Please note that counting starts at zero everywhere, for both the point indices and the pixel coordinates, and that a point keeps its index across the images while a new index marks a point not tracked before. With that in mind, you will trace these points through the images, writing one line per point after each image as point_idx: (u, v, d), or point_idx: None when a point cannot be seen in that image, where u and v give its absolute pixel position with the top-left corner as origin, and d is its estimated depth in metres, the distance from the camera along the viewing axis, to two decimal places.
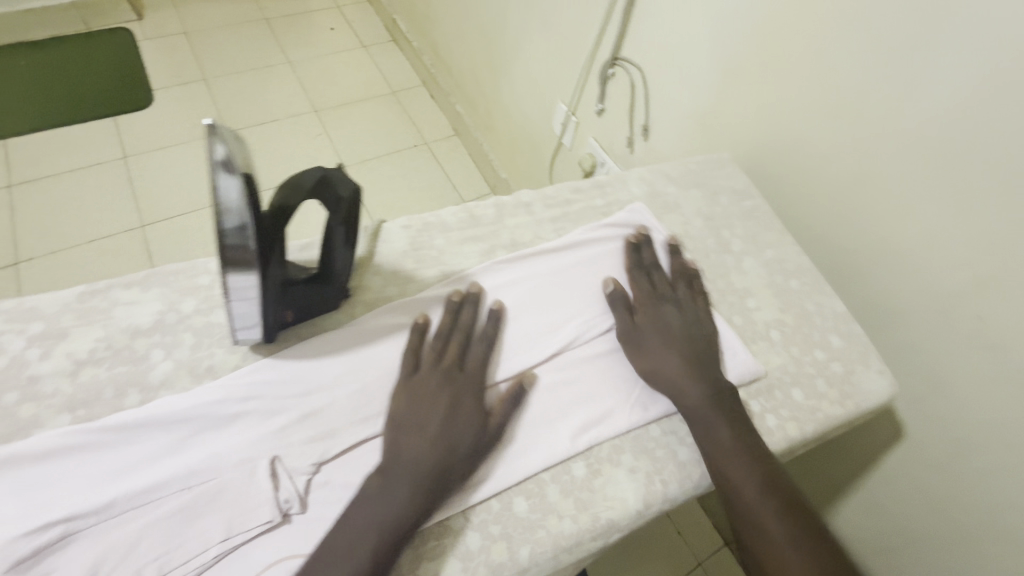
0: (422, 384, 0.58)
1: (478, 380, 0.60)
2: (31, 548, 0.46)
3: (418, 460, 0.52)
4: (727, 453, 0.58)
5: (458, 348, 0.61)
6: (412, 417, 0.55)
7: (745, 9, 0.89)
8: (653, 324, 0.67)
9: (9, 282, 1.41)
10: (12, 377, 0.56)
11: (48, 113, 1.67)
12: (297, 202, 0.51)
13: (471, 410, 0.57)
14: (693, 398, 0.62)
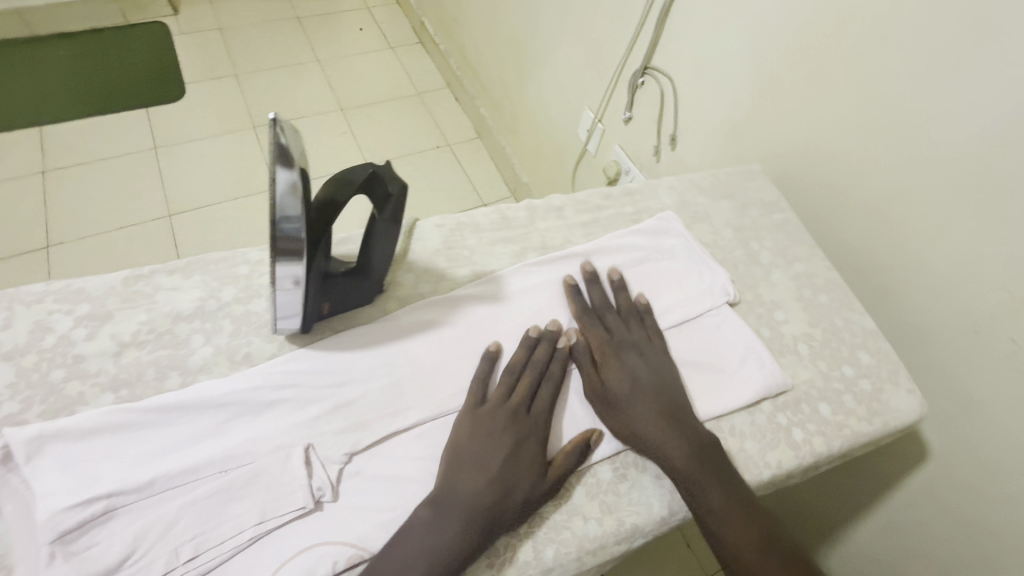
0: (489, 419, 0.57)
1: (541, 424, 0.58)
2: (76, 520, 0.48)
3: (473, 499, 0.52)
4: (722, 513, 0.55)
5: (528, 386, 0.60)
6: (475, 455, 0.55)
7: (781, 23, 0.90)
8: (618, 377, 0.62)
9: (40, 265, 1.45)
10: (59, 355, 0.58)
11: (85, 102, 1.72)
12: (344, 197, 0.53)
13: (532, 455, 0.56)
14: (673, 456, 0.58)
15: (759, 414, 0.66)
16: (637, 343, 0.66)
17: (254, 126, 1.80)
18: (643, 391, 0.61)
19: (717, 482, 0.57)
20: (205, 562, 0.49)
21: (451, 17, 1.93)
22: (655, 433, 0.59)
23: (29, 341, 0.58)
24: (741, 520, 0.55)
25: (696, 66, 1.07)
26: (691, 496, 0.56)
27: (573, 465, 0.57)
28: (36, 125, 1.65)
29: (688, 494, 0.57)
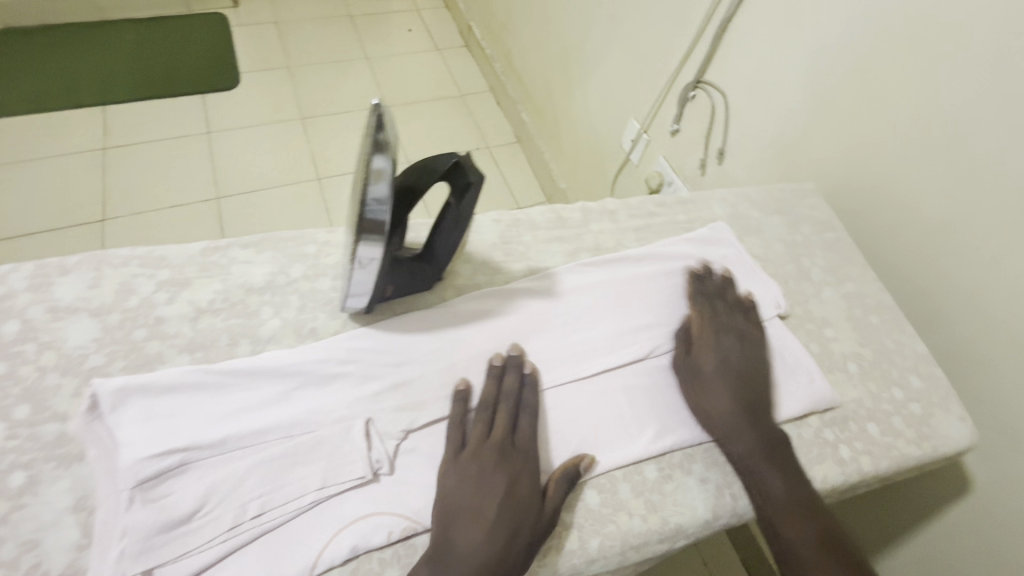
0: (472, 463, 0.54)
1: (531, 457, 0.56)
2: (155, 469, 0.51)
3: (474, 552, 0.48)
4: (786, 508, 0.57)
5: (508, 419, 0.57)
6: (467, 502, 0.52)
7: (842, 46, 0.90)
8: (713, 362, 0.65)
9: (94, 236, 1.52)
10: (141, 316, 0.61)
11: (146, 85, 1.80)
12: (425, 184, 0.55)
13: (527, 490, 0.53)
14: (747, 447, 0.61)
15: (806, 429, 0.66)
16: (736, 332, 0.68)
17: (302, 118, 1.86)
18: (727, 378, 0.64)
19: (783, 478, 0.59)
20: (270, 520, 0.51)
21: (499, 23, 1.97)
22: (732, 420, 0.62)
23: (114, 300, 0.62)
24: (803, 519, 0.57)
25: (748, 83, 1.07)
26: (757, 487, 0.59)
27: (565, 495, 0.55)
28: (100, 104, 1.73)
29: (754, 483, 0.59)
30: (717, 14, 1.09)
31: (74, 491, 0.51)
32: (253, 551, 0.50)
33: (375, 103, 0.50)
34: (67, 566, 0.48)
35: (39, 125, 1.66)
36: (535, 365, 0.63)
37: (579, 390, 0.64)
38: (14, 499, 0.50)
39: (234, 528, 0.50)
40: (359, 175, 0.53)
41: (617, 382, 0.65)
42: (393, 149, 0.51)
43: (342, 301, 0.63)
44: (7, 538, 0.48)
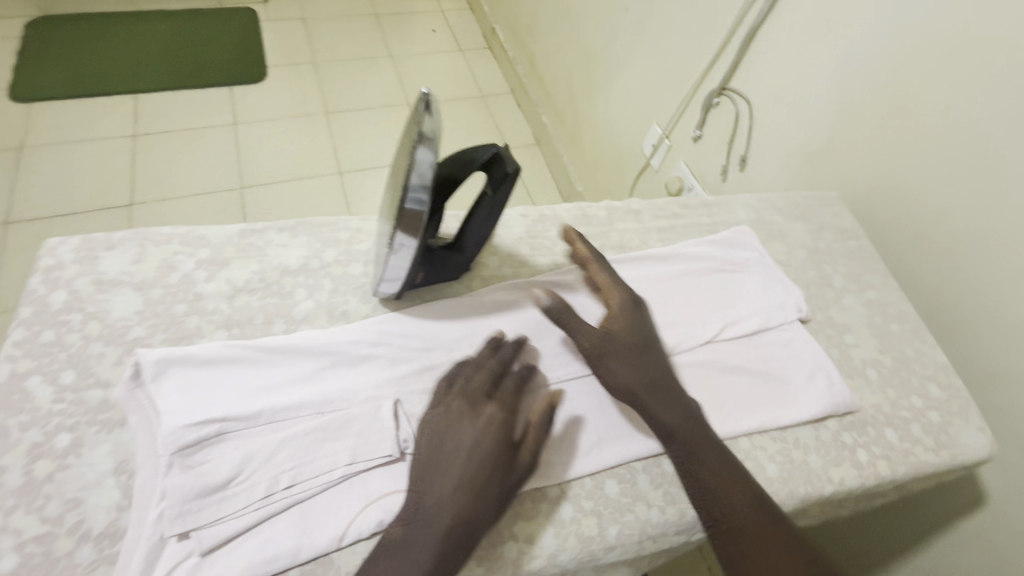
0: (446, 418, 0.54)
1: (506, 409, 0.55)
2: (194, 437, 0.53)
3: (439, 505, 0.49)
4: (727, 497, 0.55)
5: (490, 377, 0.57)
6: (437, 456, 0.52)
7: (871, 56, 0.90)
8: (624, 331, 0.64)
9: (121, 218, 1.54)
10: (182, 292, 0.64)
11: (176, 75, 1.83)
12: (464, 174, 0.57)
13: (495, 442, 0.52)
14: (677, 431, 0.58)
15: (824, 431, 0.67)
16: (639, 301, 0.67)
17: (325, 112, 1.88)
18: (640, 350, 0.63)
19: (719, 464, 0.57)
20: (302, 491, 0.53)
21: (524, 25, 1.99)
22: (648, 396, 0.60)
23: (156, 276, 0.64)
24: (747, 507, 0.54)
25: (773, 91, 1.08)
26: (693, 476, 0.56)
27: (541, 445, 0.54)
28: (131, 91, 1.77)
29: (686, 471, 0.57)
30: (745, 22, 1.10)
31: (115, 455, 0.53)
32: (285, 519, 0.52)
33: (422, 94, 0.53)
34: (108, 525, 0.50)
35: (71, 110, 1.69)
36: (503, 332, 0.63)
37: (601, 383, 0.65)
38: (59, 459, 0.52)
39: (268, 497, 0.52)
40: (402, 165, 0.56)
41: None
42: (436, 140, 0.53)
43: (375, 286, 0.65)
44: (53, 495, 0.51)
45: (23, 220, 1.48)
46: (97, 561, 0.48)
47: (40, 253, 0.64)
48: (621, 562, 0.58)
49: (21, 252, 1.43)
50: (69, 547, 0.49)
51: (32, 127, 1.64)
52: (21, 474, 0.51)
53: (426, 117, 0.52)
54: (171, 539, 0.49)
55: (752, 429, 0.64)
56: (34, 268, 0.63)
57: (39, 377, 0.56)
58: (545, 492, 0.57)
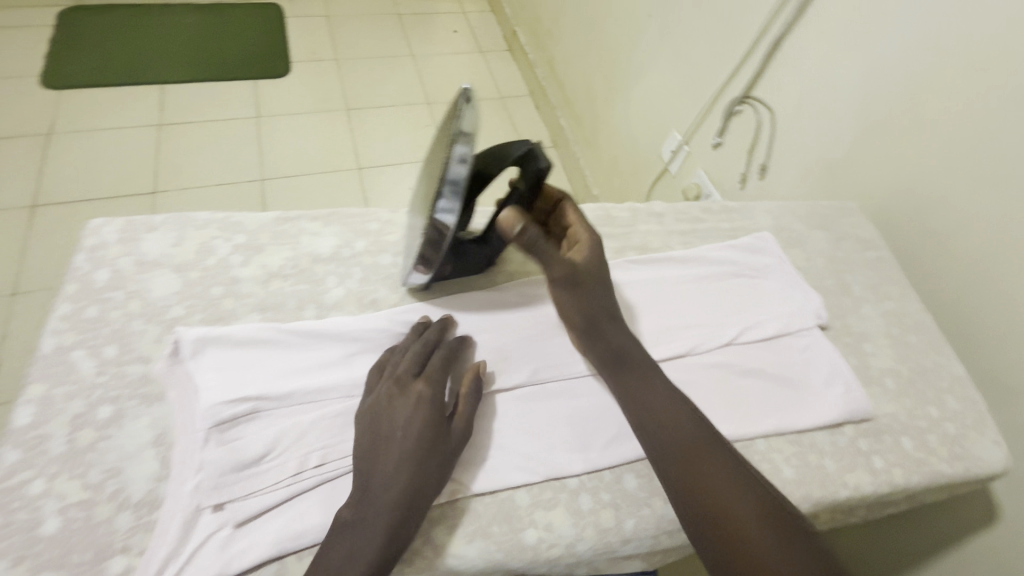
0: (378, 402, 0.56)
1: (433, 383, 0.57)
2: (230, 413, 0.54)
3: (386, 482, 0.51)
4: (677, 424, 0.57)
5: (416, 357, 0.59)
6: (376, 438, 0.53)
7: (897, 70, 0.91)
8: (587, 262, 0.66)
9: (144, 204, 1.56)
10: (218, 275, 0.66)
11: (202, 67, 1.86)
12: (497, 169, 0.59)
13: (426, 416, 0.55)
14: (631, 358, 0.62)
15: (841, 437, 0.67)
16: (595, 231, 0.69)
17: (346, 109, 1.90)
18: (599, 280, 0.66)
19: (669, 395, 0.59)
20: (331, 470, 0.54)
21: (545, 29, 1.99)
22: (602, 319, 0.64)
23: (194, 259, 0.66)
24: (691, 430, 0.56)
25: (796, 101, 1.08)
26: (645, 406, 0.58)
27: (472, 412, 0.58)
28: (157, 82, 1.79)
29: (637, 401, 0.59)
30: (769, 33, 1.11)
31: (154, 428, 0.55)
32: (314, 497, 0.53)
33: (464, 91, 0.55)
34: (147, 494, 0.52)
35: (100, 98, 1.72)
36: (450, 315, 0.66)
37: None
38: (101, 429, 0.55)
39: (299, 474, 0.53)
40: (439, 158, 0.58)
41: None
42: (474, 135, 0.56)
43: (404, 276, 0.67)
44: (94, 464, 0.53)
45: (49, 203, 1.50)
46: (135, 528, 0.50)
47: (85, 233, 0.66)
48: (637, 556, 0.59)
49: (46, 234, 1.45)
50: (109, 513, 0.51)
51: (62, 113, 1.67)
52: (64, 442, 0.53)
53: (465, 113, 0.55)
54: (206, 510, 0.51)
55: (769, 432, 0.65)
56: (79, 247, 0.65)
57: (83, 351, 0.58)
58: (564, 483, 0.59)
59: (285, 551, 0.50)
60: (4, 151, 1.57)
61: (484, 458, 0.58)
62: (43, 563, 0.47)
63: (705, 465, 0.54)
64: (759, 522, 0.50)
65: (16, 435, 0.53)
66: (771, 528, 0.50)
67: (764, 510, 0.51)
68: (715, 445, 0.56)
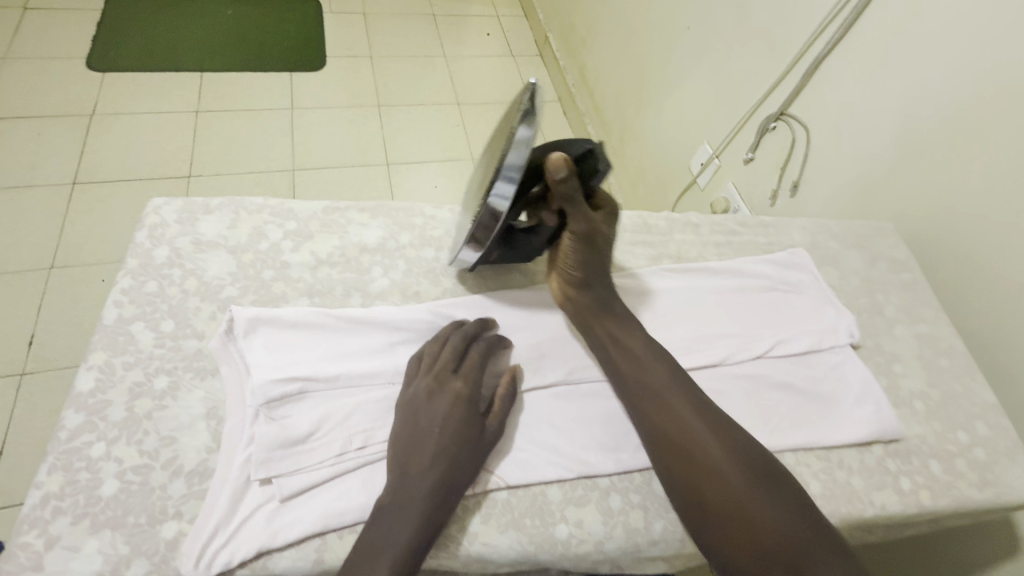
0: (418, 396, 0.57)
1: (471, 382, 0.59)
2: (280, 392, 0.56)
3: (420, 475, 0.52)
4: (655, 383, 0.61)
5: (454, 353, 0.61)
6: (413, 429, 0.55)
7: (941, 95, 0.90)
8: (604, 225, 0.69)
9: (179, 188, 1.60)
10: (270, 259, 0.68)
11: (240, 57, 1.90)
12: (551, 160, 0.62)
13: (464, 413, 0.57)
14: (611, 307, 0.67)
15: (869, 455, 0.68)
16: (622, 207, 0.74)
17: (377, 105, 1.92)
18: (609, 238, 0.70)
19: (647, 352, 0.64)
20: (373, 453, 0.56)
21: (579, 35, 1.98)
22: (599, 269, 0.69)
23: (248, 242, 0.69)
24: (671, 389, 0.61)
25: (835, 120, 1.07)
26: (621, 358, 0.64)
27: (507, 413, 0.60)
28: (197, 70, 1.84)
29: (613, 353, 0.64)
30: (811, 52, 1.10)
31: (206, 402, 0.58)
32: (356, 478, 0.55)
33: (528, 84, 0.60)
34: (198, 464, 0.54)
35: (142, 82, 1.77)
36: (490, 317, 0.67)
37: None
38: (158, 399, 0.57)
39: (342, 455, 0.55)
40: (500, 147, 0.62)
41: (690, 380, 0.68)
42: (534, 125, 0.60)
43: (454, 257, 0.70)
44: (150, 432, 0.55)
45: (90, 182, 1.55)
46: (187, 495, 0.53)
47: (147, 212, 0.69)
48: (662, 558, 0.60)
49: (85, 213, 1.50)
50: (163, 480, 0.53)
51: (106, 95, 1.72)
52: (123, 409, 0.56)
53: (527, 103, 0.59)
54: (254, 483, 0.53)
55: (798, 445, 0.66)
56: (141, 225, 0.68)
57: (142, 324, 0.61)
58: (596, 481, 0.60)
59: (327, 528, 0.52)
60: (50, 129, 1.62)
61: (522, 456, 0.59)
62: (100, 523, 0.50)
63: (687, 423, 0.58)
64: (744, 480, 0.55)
65: (79, 400, 0.55)
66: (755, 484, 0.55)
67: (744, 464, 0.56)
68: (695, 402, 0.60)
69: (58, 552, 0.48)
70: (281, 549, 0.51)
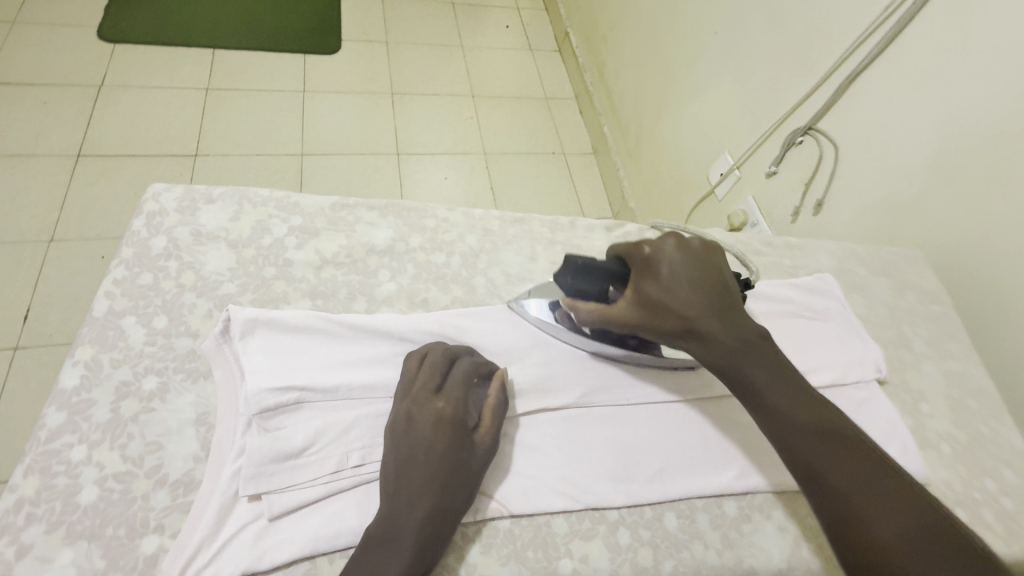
0: (398, 421, 0.53)
1: (454, 400, 0.54)
2: (274, 402, 0.53)
3: (409, 508, 0.48)
4: (807, 434, 0.49)
5: (431, 370, 0.56)
6: (397, 455, 0.51)
7: (983, 120, 0.82)
8: (649, 291, 0.55)
9: (185, 167, 1.56)
10: (273, 255, 0.65)
11: (252, 36, 1.84)
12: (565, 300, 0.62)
13: (450, 437, 0.52)
14: (736, 364, 0.52)
15: None
16: (672, 237, 0.57)
17: (391, 93, 1.87)
18: (688, 291, 0.54)
19: (792, 390, 0.51)
20: (370, 472, 0.53)
21: (600, 34, 1.92)
22: (695, 332, 0.53)
23: (250, 236, 0.65)
24: (817, 443, 0.48)
25: (865, 137, 0.99)
26: (765, 409, 0.51)
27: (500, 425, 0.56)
28: (207, 46, 1.78)
29: (754, 407, 0.52)
30: (847, 64, 1.01)
31: (197, 406, 0.55)
32: (352, 497, 0.52)
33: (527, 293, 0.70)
34: (184, 474, 0.51)
35: (152, 55, 1.72)
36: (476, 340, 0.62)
37: (667, 412, 0.63)
38: (145, 401, 0.54)
39: (337, 473, 0.52)
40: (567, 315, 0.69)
41: (707, 410, 0.64)
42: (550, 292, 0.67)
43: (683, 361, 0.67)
44: (136, 436, 0.52)
45: (93, 155, 1.51)
46: (171, 508, 0.49)
47: (146, 198, 0.66)
48: None
49: (87, 186, 1.46)
50: (145, 489, 0.50)
51: (114, 66, 1.67)
52: (108, 410, 0.53)
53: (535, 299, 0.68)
54: (242, 499, 0.50)
55: None
56: (139, 211, 0.65)
57: (133, 318, 0.58)
58: (603, 514, 0.56)
59: (317, 552, 0.49)
60: (55, 98, 1.58)
61: (523, 483, 0.56)
62: (76, 533, 0.47)
63: (839, 476, 0.47)
64: (910, 540, 0.44)
65: (61, 397, 0.52)
66: (920, 547, 0.44)
67: (912, 521, 0.45)
68: (847, 449, 0.48)
69: (28, 563, 0.45)
70: (268, 572, 0.48)
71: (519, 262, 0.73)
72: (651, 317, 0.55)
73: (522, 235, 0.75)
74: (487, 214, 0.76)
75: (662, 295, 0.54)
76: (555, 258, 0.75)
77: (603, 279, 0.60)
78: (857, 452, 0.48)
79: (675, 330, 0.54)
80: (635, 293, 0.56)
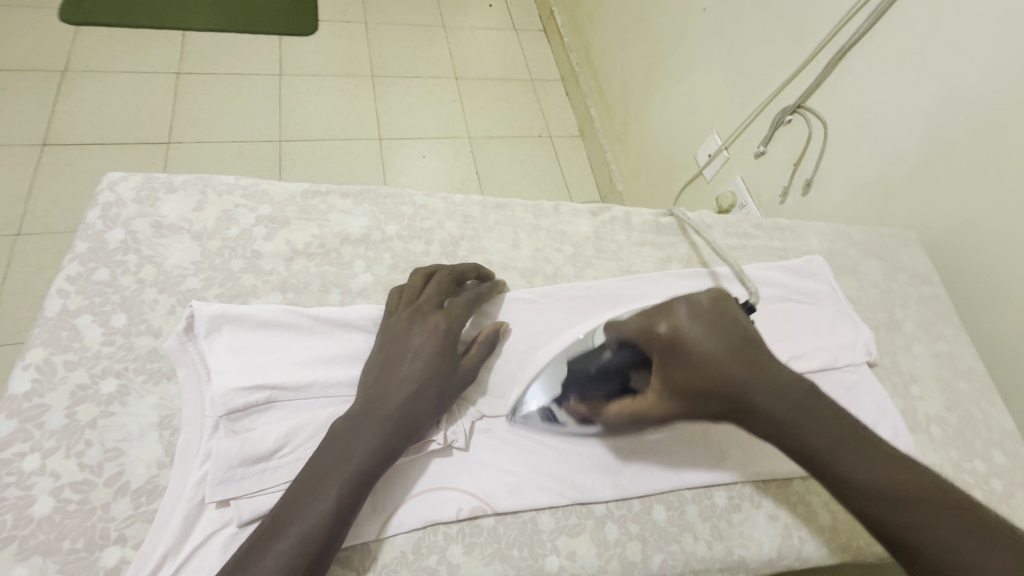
0: (392, 322, 0.56)
1: (452, 317, 0.57)
2: (244, 402, 0.50)
3: (380, 401, 0.50)
4: (876, 493, 0.45)
5: (436, 290, 0.59)
6: (384, 357, 0.53)
7: (975, 98, 0.80)
8: (681, 381, 0.50)
9: (158, 155, 1.49)
10: (240, 247, 0.61)
11: (225, 17, 1.77)
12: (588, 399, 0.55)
13: (439, 345, 0.54)
14: (788, 424, 0.48)
15: None
16: (682, 303, 0.51)
17: (371, 75, 1.81)
18: (722, 359, 0.49)
19: (854, 449, 0.47)
20: None
21: (586, 12, 1.86)
22: (741, 402, 0.49)
23: (215, 227, 0.62)
24: (887, 503, 0.45)
25: (856, 115, 0.96)
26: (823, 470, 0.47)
27: (486, 355, 0.57)
28: (176, 28, 1.70)
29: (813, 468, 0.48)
30: (835, 41, 0.98)
31: (160, 409, 0.52)
32: None
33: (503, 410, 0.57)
34: (147, 481, 0.48)
35: (119, 38, 1.64)
36: (502, 284, 0.65)
37: None
38: (103, 405, 0.51)
39: None
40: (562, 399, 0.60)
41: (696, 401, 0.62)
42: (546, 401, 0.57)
43: None
44: (94, 442, 0.49)
45: (60, 143, 1.45)
46: (133, 517, 0.47)
47: (101, 187, 0.62)
48: None
49: (54, 177, 1.40)
50: (105, 499, 0.47)
51: (79, 50, 1.59)
52: (63, 416, 0.49)
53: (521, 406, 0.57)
54: (210, 505, 0.47)
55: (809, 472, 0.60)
56: (94, 203, 0.61)
57: (90, 317, 0.54)
58: (591, 509, 0.55)
59: None
60: (16, 85, 1.50)
61: (504, 478, 0.54)
62: (30, 548, 0.44)
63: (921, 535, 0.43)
64: None
65: (12, 404, 0.49)
66: None
67: None
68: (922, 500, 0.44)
69: None
70: None
71: (501, 249, 0.70)
72: (688, 404, 0.50)
73: (504, 221, 0.72)
74: (467, 200, 0.73)
75: (695, 380, 0.49)
76: (540, 245, 0.72)
77: (619, 372, 0.54)
78: (935, 505, 0.44)
79: (721, 409, 0.50)
80: (665, 384, 0.51)
